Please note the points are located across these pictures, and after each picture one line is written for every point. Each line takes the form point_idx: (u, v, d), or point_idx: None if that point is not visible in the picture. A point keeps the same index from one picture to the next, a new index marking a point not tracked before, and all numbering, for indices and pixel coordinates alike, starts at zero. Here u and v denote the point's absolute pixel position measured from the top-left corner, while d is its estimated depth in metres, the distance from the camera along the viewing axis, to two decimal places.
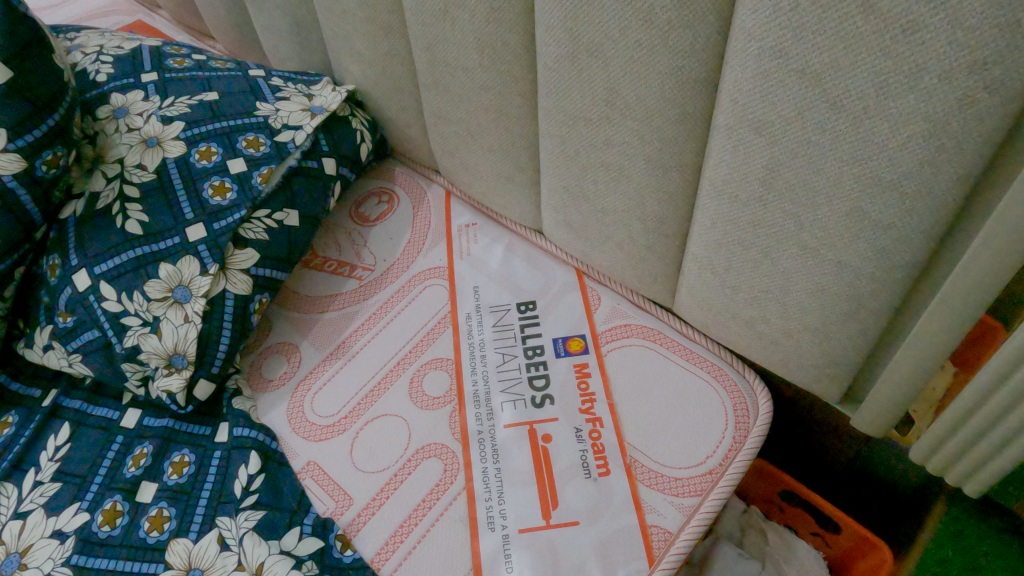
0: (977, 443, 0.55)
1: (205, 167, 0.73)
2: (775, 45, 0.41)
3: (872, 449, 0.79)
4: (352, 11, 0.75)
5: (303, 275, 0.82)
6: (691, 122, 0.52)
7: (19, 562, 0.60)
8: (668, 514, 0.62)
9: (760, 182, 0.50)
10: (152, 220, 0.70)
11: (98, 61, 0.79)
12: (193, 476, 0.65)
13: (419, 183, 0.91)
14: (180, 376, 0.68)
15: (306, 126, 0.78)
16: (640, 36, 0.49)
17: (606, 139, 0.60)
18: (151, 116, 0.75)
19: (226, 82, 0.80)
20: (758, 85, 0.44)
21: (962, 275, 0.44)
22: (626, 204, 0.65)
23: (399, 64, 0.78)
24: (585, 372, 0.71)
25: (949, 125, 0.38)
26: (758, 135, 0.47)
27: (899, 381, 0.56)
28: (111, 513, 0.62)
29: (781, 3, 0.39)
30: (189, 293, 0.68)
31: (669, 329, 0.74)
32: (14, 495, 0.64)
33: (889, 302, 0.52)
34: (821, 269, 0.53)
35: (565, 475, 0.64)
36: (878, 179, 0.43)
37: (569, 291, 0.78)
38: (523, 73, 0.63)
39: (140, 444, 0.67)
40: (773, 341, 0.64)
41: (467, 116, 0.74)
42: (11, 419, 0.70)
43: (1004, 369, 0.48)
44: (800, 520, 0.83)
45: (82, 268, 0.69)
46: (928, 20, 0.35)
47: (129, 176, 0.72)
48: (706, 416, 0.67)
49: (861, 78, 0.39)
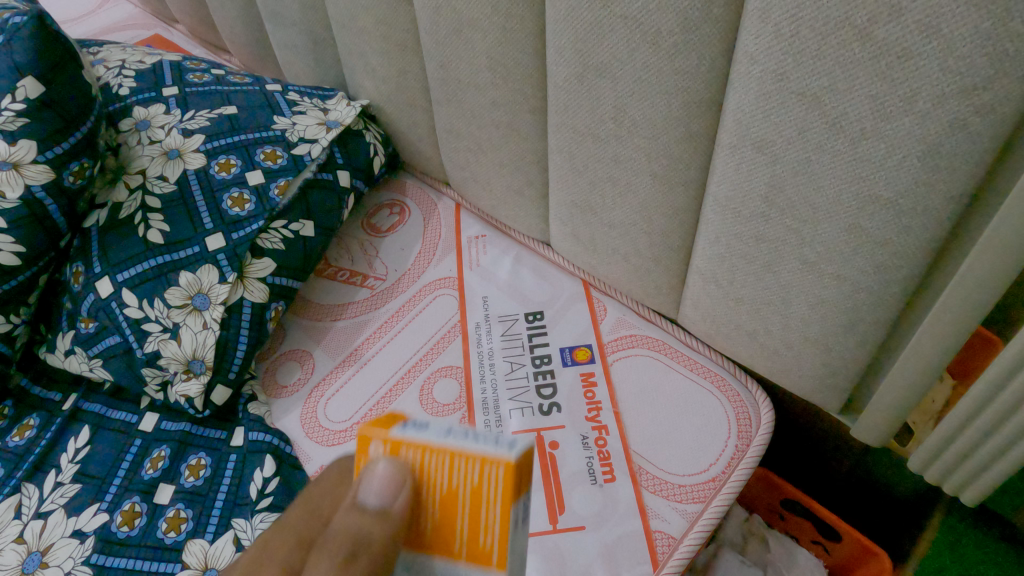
0: (973, 453, 0.56)
1: (224, 178, 0.76)
2: (776, 69, 0.43)
3: (873, 458, 0.80)
4: (367, 29, 0.78)
5: (317, 284, 0.85)
6: (695, 140, 0.54)
7: (40, 560, 0.62)
8: (672, 520, 0.63)
9: (762, 199, 0.52)
10: (173, 230, 0.73)
11: (121, 75, 0.82)
12: (209, 479, 0.67)
13: (430, 195, 0.93)
14: (198, 381, 0.70)
15: (322, 140, 0.81)
16: (648, 58, 0.51)
17: (614, 155, 0.62)
18: (172, 128, 0.78)
19: (245, 96, 0.82)
20: (760, 106, 0.46)
21: (958, 290, 0.46)
22: (633, 218, 0.67)
23: (412, 80, 0.80)
24: (592, 381, 0.73)
25: (942, 147, 0.40)
26: (760, 154, 0.49)
27: (897, 392, 0.58)
28: (130, 514, 0.64)
29: (781, 31, 0.42)
30: (208, 301, 0.70)
31: (673, 339, 0.75)
32: (35, 495, 0.66)
33: (886, 315, 0.53)
34: (821, 282, 0.54)
35: (572, 481, 0.66)
36: (875, 197, 0.45)
37: (576, 301, 0.80)
38: (533, 91, 0.66)
39: (158, 447, 0.69)
40: (775, 353, 0.66)
41: (478, 131, 0.76)
42: (32, 422, 0.72)
43: (998, 381, 0.49)
44: (802, 529, 0.84)
45: (105, 275, 0.71)
46: (921, 49, 0.37)
47: (151, 187, 0.75)
48: (708, 426, 0.69)
49: (858, 102, 0.41)
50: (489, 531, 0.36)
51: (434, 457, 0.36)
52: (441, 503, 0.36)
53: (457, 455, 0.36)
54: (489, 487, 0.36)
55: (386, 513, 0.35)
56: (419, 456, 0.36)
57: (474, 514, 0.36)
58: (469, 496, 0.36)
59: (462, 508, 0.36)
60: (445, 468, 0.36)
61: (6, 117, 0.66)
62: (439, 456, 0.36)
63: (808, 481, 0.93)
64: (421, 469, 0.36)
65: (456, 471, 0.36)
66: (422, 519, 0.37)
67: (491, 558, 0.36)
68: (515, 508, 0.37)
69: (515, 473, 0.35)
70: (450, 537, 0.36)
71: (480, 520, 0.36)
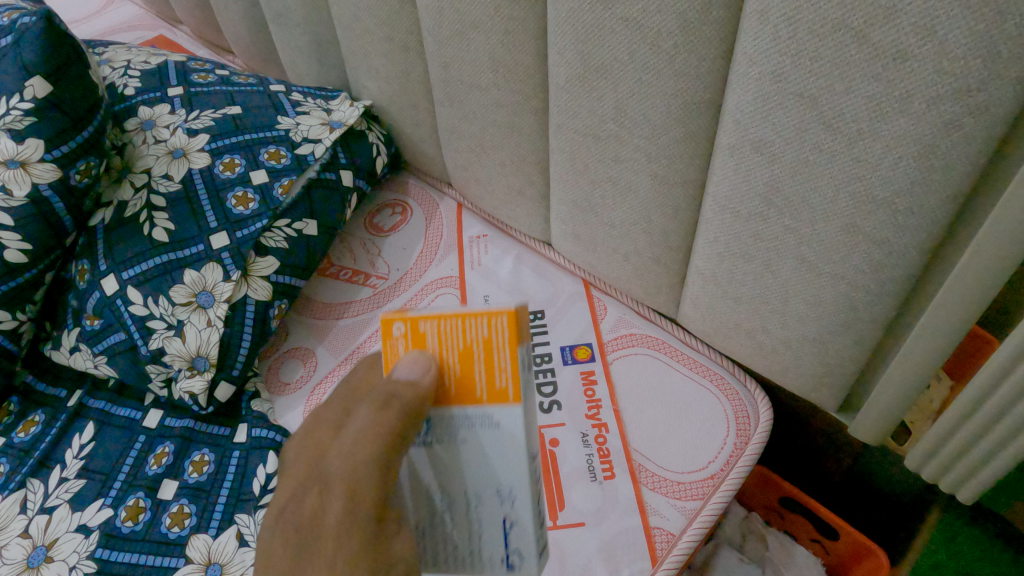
0: (969, 451, 0.57)
1: (229, 178, 0.76)
2: (775, 70, 0.44)
3: (871, 457, 0.81)
4: (370, 30, 0.78)
5: (320, 283, 0.86)
6: (694, 140, 0.55)
7: (45, 554, 0.63)
8: (672, 517, 0.64)
9: (761, 199, 0.53)
10: (177, 228, 0.73)
11: (126, 75, 0.83)
12: (212, 475, 0.68)
13: (431, 195, 0.94)
14: (202, 378, 0.70)
15: (326, 140, 0.81)
16: (648, 59, 0.52)
17: (615, 155, 0.63)
18: (177, 128, 0.78)
19: (249, 96, 0.83)
20: (758, 107, 0.47)
21: (953, 289, 0.47)
22: (633, 218, 0.68)
23: (414, 81, 0.81)
24: (592, 379, 0.73)
25: (937, 147, 0.41)
26: (758, 154, 0.50)
27: (894, 390, 0.58)
28: (135, 509, 0.65)
29: (779, 33, 0.42)
30: (212, 298, 0.71)
31: (673, 339, 0.76)
32: (41, 490, 0.67)
33: (883, 314, 0.54)
34: (818, 281, 0.55)
35: (572, 478, 0.67)
36: (871, 197, 0.46)
37: (577, 301, 0.81)
38: (535, 92, 0.66)
39: (162, 444, 0.70)
40: (773, 352, 0.66)
41: (480, 131, 0.77)
42: (37, 419, 0.73)
43: (993, 379, 0.50)
44: (800, 527, 0.85)
45: (110, 273, 0.72)
46: (916, 51, 0.37)
47: (156, 186, 0.75)
48: (708, 424, 0.69)
49: (855, 103, 0.42)
50: (505, 374, 0.41)
51: (447, 323, 0.41)
52: (459, 364, 0.41)
53: (467, 318, 0.41)
54: (499, 339, 0.40)
55: (417, 381, 0.39)
56: (434, 326, 0.41)
57: (491, 364, 0.41)
58: (483, 349, 0.41)
59: (479, 361, 0.41)
60: (457, 331, 0.41)
61: (15, 117, 0.67)
62: (451, 321, 0.41)
63: (807, 480, 0.93)
64: (438, 335, 0.41)
65: (468, 329, 0.41)
66: (446, 382, 0.41)
67: (512, 399, 0.40)
68: (522, 354, 0.41)
69: (518, 321, 0.41)
70: (471, 388, 0.41)
71: (496, 367, 0.41)
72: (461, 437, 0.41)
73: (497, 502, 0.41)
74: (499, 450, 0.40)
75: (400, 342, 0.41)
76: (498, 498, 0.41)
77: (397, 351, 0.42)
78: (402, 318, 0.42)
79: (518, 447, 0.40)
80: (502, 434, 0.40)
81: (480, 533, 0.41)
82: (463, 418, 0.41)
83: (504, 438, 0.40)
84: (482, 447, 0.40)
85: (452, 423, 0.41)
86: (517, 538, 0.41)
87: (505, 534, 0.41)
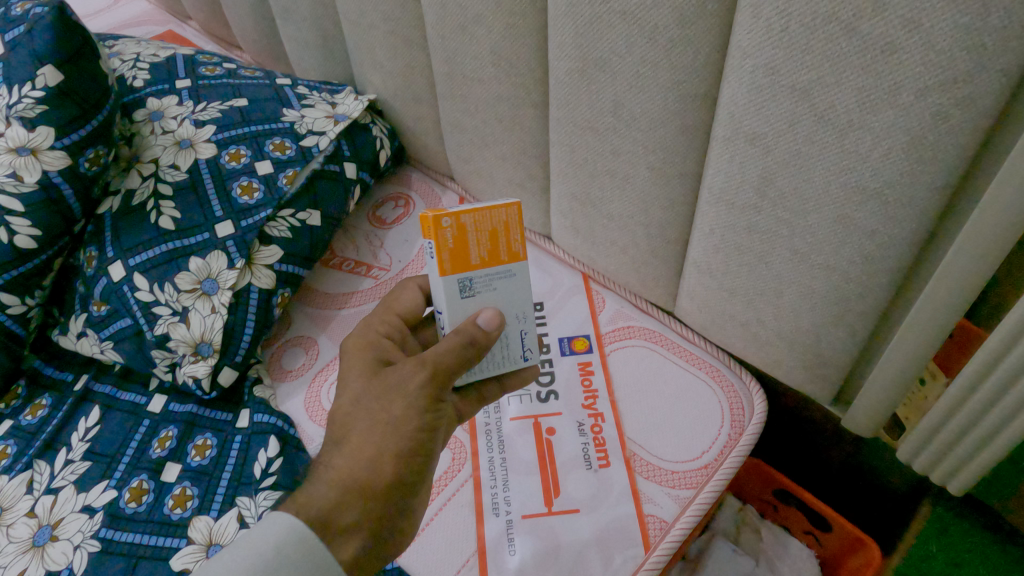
0: (959, 442, 0.57)
1: (235, 168, 0.78)
2: (767, 63, 0.45)
3: (865, 452, 0.82)
4: (375, 24, 0.79)
5: (323, 273, 0.87)
6: (690, 134, 0.56)
7: (50, 534, 0.64)
8: (665, 505, 0.65)
9: (755, 190, 0.54)
10: (183, 217, 0.75)
11: (135, 68, 0.84)
12: (214, 458, 0.69)
13: (434, 189, 0.96)
14: (206, 363, 0.71)
15: (330, 132, 0.83)
16: (645, 52, 0.52)
17: (613, 148, 0.64)
18: (185, 119, 0.80)
19: (256, 89, 0.85)
20: (753, 100, 0.48)
21: (942, 281, 0.47)
22: (630, 211, 0.69)
23: (417, 75, 0.82)
24: (589, 370, 0.75)
25: (926, 138, 0.41)
26: (753, 146, 0.51)
27: (885, 382, 0.59)
28: (138, 490, 0.66)
29: (772, 26, 0.43)
30: (217, 286, 0.73)
31: (670, 331, 0.77)
32: (46, 472, 0.68)
33: (874, 305, 0.55)
34: (811, 272, 0.56)
35: (567, 466, 0.68)
36: (863, 188, 0.46)
37: (576, 293, 0.82)
38: (535, 86, 0.67)
39: (165, 428, 0.72)
40: (768, 343, 0.67)
41: (482, 125, 0.78)
42: (44, 402, 0.74)
43: (981, 369, 0.50)
44: (794, 519, 0.85)
45: (117, 260, 0.73)
46: (904, 43, 0.38)
47: (163, 175, 0.77)
48: (703, 414, 0.70)
49: (847, 95, 0.43)
50: (518, 245, 0.53)
51: (476, 213, 0.51)
52: (488, 241, 0.52)
53: (489, 207, 0.51)
54: (512, 219, 0.52)
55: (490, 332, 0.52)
56: (470, 225, 0.51)
57: (507, 240, 0.52)
58: (502, 232, 0.52)
59: (501, 241, 0.52)
60: (484, 218, 0.51)
61: (26, 105, 0.68)
62: (479, 213, 0.51)
63: (802, 473, 0.94)
64: (474, 231, 0.51)
65: (493, 219, 0.51)
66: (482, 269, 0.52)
67: (522, 255, 0.53)
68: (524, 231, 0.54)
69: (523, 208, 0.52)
70: (498, 262, 0.52)
71: (512, 241, 0.52)
72: (486, 291, 0.53)
73: (517, 322, 0.55)
74: (509, 293, 0.54)
75: (447, 242, 0.50)
76: (516, 320, 0.55)
77: (442, 243, 0.50)
78: (447, 214, 0.50)
79: (525, 286, 0.54)
80: (512, 282, 0.54)
81: (507, 343, 0.55)
82: (488, 279, 0.53)
83: (513, 285, 0.54)
84: (499, 294, 0.53)
85: (478, 283, 0.52)
86: (530, 339, 0.56)
87: (522, 340, 0.56)
